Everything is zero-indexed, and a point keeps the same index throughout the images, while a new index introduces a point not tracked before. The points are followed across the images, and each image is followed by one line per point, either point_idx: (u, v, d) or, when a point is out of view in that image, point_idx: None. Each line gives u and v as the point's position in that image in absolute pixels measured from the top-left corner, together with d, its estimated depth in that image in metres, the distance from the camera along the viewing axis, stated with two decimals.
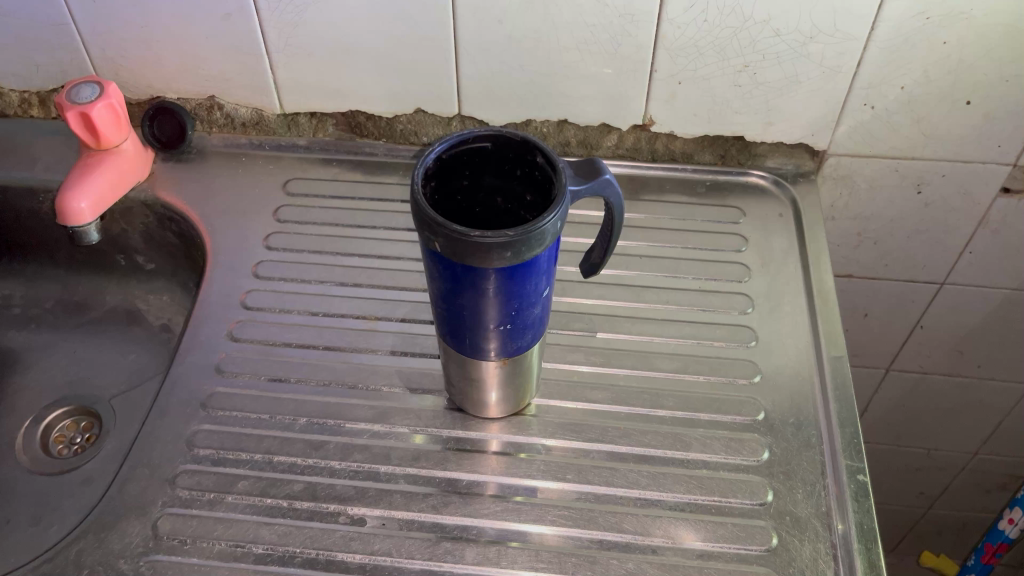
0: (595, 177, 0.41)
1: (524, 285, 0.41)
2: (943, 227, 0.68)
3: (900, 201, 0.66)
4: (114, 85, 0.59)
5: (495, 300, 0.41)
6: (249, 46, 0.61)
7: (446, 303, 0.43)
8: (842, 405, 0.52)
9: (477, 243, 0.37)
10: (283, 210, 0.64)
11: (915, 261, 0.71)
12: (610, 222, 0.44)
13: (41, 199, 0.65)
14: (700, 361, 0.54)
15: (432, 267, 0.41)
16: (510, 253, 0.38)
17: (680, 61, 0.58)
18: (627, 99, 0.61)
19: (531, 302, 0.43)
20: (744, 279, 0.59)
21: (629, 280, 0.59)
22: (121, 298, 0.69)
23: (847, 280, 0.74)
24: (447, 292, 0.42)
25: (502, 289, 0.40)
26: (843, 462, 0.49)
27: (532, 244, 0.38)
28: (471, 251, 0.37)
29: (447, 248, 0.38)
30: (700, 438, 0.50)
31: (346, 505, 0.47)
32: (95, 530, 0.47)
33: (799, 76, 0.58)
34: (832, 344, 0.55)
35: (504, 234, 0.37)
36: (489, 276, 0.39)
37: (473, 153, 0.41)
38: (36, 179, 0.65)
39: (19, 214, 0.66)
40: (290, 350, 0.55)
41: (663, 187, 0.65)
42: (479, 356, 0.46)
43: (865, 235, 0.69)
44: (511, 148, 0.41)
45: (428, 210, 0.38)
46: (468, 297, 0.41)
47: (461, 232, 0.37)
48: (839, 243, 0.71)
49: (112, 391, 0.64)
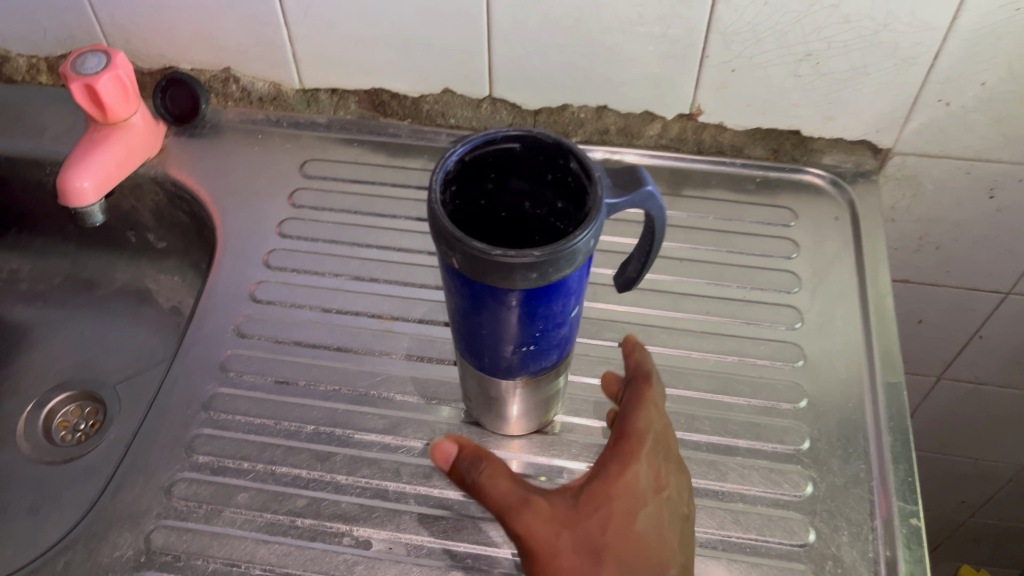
0: (637, 188, 0.36)
1: (551, 305, 0.37)
2: (1015, 234, 0.62)
3: (970, 205, 0.60)
4: (123, 55, 0.55)
5: (518, 320, 0.37)
6: (266, 16, 0.56)
7: (464, 319, 0.39)
8: (897, 437, 0.47)
9: (498, 263, 0.33)
10: (300, 194, 0.60)
11: (979, 268, 0.65)
12: (651, 235, 0.40)
13: (48, 172, 0.62)
14: (740, 380, 0.50)
15: (449, 280, 0.37)
16: (535, 274, 0.33)
17: (735, 47, 0.52)
18: (673, 85, 0.56)
19: (559, 322, 0.39)
20: (793, 290, 0.54)
21: (667, 286, 0.54)
22: (131, 277, 0.66)
23: (902, 284, 0.69)
24: (466, 309, 0.38)
25: (527, 311, 0.36)
26: (895, 504, 0.44)
27: (560, 264, 0.34)
28: (491, 269, 0.33)
29: (465, 264, 0.34)
30: (737, 468, 0.46)
31: (351, 525, 0.44)
32: (85, 540, 0.44)
33: (867, 67, 0.52)
34: (889, 368, 0.50)
35: (529, 254, 0.33)
36: (511, 297, 0.35)
37: (499, 155, 0.37)
38: (43, 152, 0.61)
39: (26, 187, 0.63)
40: (299, 350, 0.51)
41: (708, 182, 0.60)
42: (498, 374, 0.42)
43: (927, 239, 0.64)
44: (542, 150, 0.36)
45: (446, 222, 0.34)
46: (488, 316, 0.37)
47: (481, 249, 0.32)
48: (897, 247, 0.65)
49: (118, 375, 0.61)
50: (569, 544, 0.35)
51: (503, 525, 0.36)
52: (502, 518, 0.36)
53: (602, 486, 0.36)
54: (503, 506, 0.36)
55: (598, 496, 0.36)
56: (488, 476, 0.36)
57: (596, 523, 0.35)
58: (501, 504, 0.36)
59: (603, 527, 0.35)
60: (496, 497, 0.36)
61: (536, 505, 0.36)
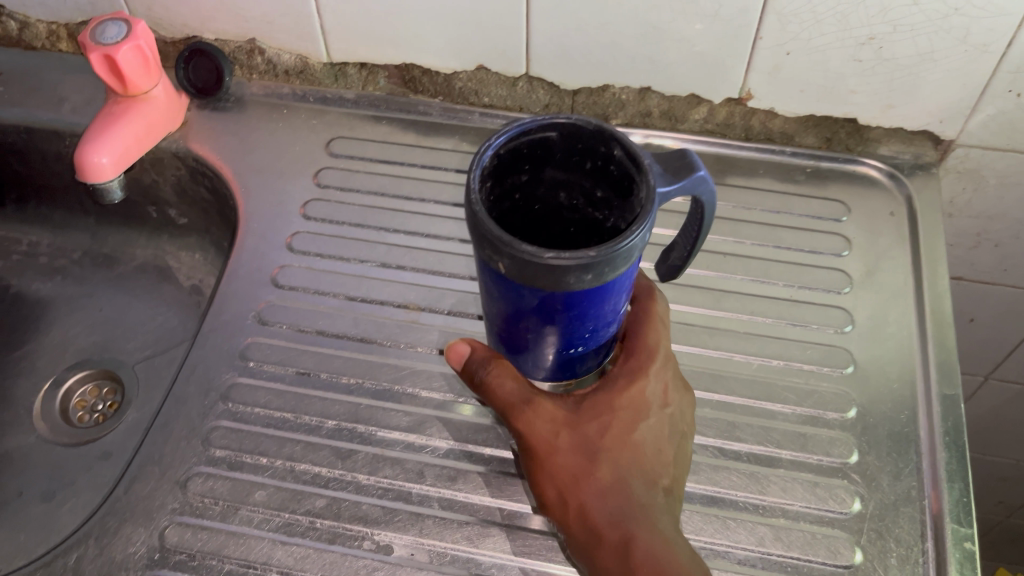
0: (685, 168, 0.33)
1: (601, 308, 0.34)
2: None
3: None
4: (144, 23, 0.52)
5: (566, 324, 0.34)
6: None
7: (505, 321, 0.36)
8: (952, 453, 0.44)
9: (552, 266, 0.30)
10: (325, 173, 0.57)
11: None
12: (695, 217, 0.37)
13: (67, 144, 0.60)
14: (785, 386, 0.47)
15: (489, 281, 0.34)
16: (590, 275, 0.30)
17: (791, 28, 0.49)
18: (722, 68, 0.53)
19: (605, 322, 0.36)
20: (843, 290, 0.51)
21: (709, 282, 0.52)
22: (152, 254, 0.64)
23: (955, 282, 0.65)
24: (507, 311, 0.35)
25: (574, 313, 0.34)
26: (948, 526, 0.42)
27: (618, 265, 0.31)
28: (544, 275, 0.30)
29: (513, 269, 0.31)
30: (780, 481, 0.43)
31: (372, 528, 0.42)
32: (97, 534, 0.42)
33: (933, 52, 0.48)
34: (944, 378, 0.47)
35: (584, 254, 0.29)
36: (561, 301, 0.32)
37: (533, 145, 0.33)
38: (62, 123, 0.59)
39: (45, 159, 0.61)
40: (321, 340, 0.49)
41: (755, 171, 0.57)
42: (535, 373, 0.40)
43: (986, 235, 0.60)
44: (580, 138, 0.33)
45: (491, 224, 0.30)
46: (533, 319, 0.34)
47: (530, 251, 0.29)
48: (953, 243, 0.62)
49: (137, 355, 0.60)
50: (564, 443, 0.39)
51: (508, 423, 0.39)
52: (507, 416, 0.39)
53: (601, 397, 0.39)
54: (507, 404, 0.39)
55: (598, 402, 0.39)
56: (496, 376, 0.39)
57: (592, 428, 0.39)
58: (506, 402, 0.39)
59: (597, 432, 0.39)
60: (501, 396, 0.39)
61: (540, 407, 0.39)
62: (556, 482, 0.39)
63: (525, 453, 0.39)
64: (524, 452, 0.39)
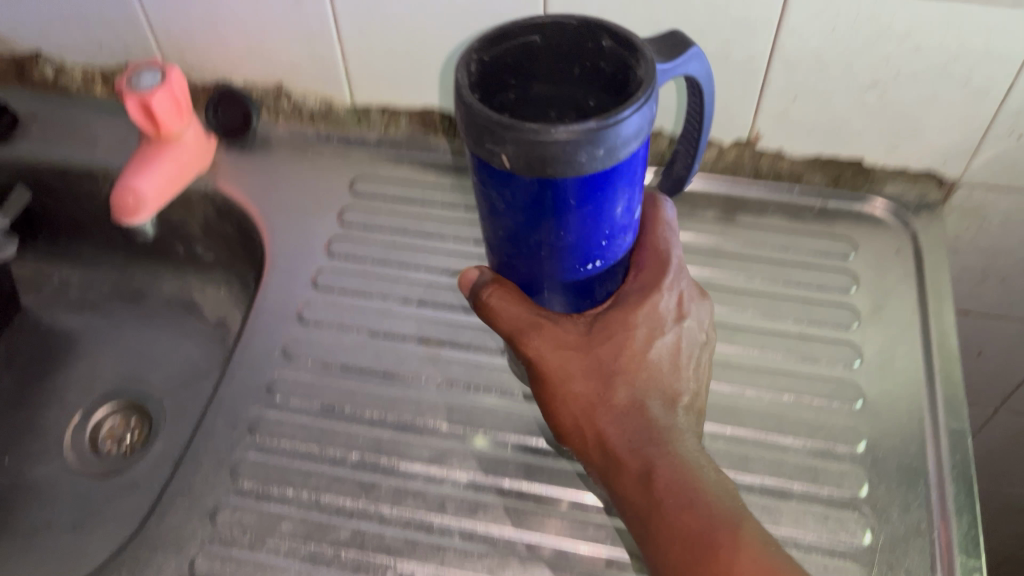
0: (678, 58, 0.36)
1: (612, 204, 0.36)
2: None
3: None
4: (178, 70, 0.54)
5: (578, 230, 0.36)
6: (320, 32, 0.56)
7: (512, 244, 0.38)
8: (961, 487, 0.45)
9: (552, 142, 0.31)
10: (348, 212, 0.59)
11: None
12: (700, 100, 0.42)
13: (100, 183, 0.62)
14: (795, 421, 0.48)
15: (490, 205, 0.36)
16: (597, 152, 0.31)
17: (798, 74, 0.51)
18: (731, 112, 0.55)
19: (615, 229, 0.38)
20: (852, 326, 0.52)
21: (721, 318, 0.53)
22: (178, 289, 0.66)
23: (962, 315, 0.66)
24: (513, 230, 0.37)
25: (585, 213, 0.35)
26: (957, 559, 0.43)
27: (617, 139, 0.31)
28: (549, 157, 0.31)
29: (516, 160, 0.31)
30: (792, 513, 0.45)
31: (395, 559, 0.43)
32: (129, 564, 0.44)
33: (935, 97, 0.50)
34: (952, 414, 0.48)
35: (584, 125, 0.31)
36: (570, 196, 0.34)
37: (517, 53, 0.35)
38: (95, 164, 0.61)
39: (78, 198, 0.63)
40: (345, 375, 0.51)
41: (764, 209, 0.58)
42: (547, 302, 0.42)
43: (992, 272, 0.62)
44: (568, 35, 0.35)
45: (485, 111, 0.31)
46: (546, 231, 0.36)
47: (535, 134, 0.30)
48: (959, 278, 0.63)
49: (164, 387, 0.61)
50: (573, 362, 0.42)
51: (514, 342, 0.42)
52: (514, 339, 0.42)
53: (609, 313, 0.43)
54: (514, 326, 0.42)
55: (607, 325, 0.43)
56: (498, 299, 0.42)
57: (601, 346, 0.42)
58: (514, 326, 0.42)
59: (611, 350, 0.42)
60: (507, 319, 0.42)
61: (544, 330, 0.42)
62: (563, 404, 0.42)
63: (533, 377, 0.43)
64: (533, 377, 0.43)
